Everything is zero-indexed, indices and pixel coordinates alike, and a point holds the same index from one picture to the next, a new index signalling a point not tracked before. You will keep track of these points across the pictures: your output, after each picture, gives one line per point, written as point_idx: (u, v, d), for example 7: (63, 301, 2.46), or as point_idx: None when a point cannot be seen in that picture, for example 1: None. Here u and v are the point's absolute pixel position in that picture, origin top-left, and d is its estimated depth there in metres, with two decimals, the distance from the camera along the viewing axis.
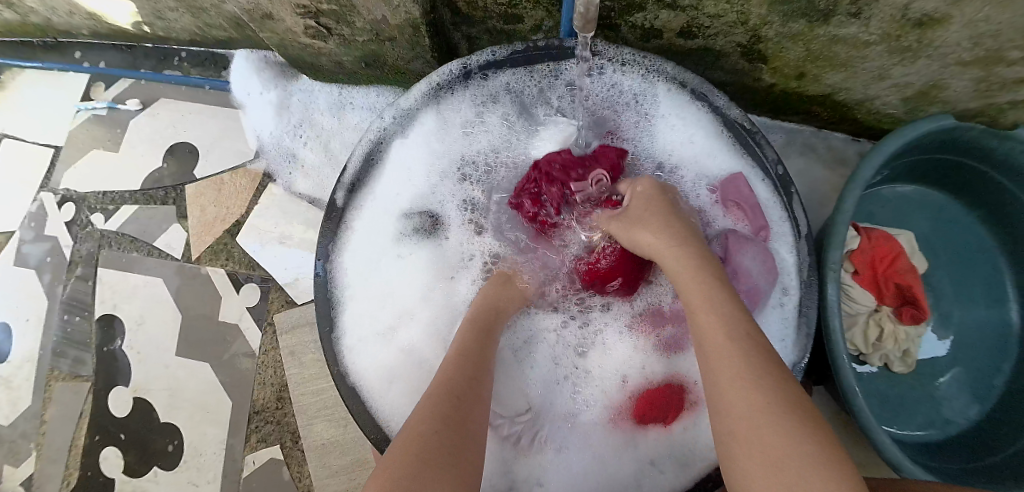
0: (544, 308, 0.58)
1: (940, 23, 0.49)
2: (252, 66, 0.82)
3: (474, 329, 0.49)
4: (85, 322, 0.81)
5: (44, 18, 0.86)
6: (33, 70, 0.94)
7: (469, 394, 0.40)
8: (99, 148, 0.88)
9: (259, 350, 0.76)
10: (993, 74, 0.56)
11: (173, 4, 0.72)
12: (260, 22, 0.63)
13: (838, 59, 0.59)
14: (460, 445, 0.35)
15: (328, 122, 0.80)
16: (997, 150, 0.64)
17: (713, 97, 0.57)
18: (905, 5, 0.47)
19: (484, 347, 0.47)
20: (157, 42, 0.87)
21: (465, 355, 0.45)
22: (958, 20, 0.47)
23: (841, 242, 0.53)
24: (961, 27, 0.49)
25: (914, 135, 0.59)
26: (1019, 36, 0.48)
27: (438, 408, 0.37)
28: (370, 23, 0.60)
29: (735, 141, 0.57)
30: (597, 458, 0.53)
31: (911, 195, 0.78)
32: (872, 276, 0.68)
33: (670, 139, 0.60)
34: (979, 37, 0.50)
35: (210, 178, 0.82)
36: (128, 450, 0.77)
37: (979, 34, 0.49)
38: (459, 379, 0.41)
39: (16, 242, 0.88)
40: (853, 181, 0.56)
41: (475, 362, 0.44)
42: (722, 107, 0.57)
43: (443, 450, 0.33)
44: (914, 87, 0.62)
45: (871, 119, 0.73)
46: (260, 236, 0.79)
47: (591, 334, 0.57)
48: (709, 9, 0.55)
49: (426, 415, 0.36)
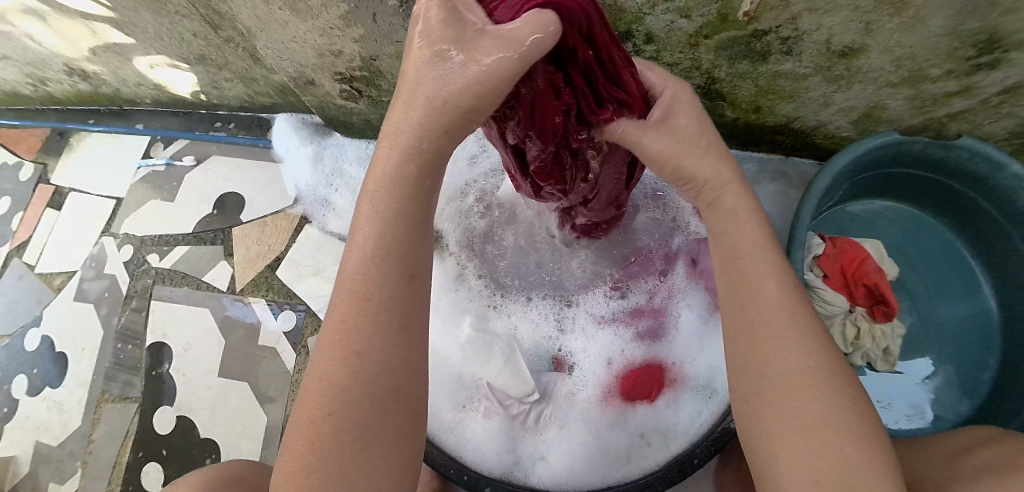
0: (539, 299, 0.67)
1: (862, 53, 0.60)
2: (290, 127, 0.97)
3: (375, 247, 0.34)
4: (136, 350, 0.91)
5: (115, 89, 1.02)
6: (101, 133, 1.10)
7: (375, 350, 0.33)
8: (156, 198, 1.01)
9: (294, 368, 0.85)
10: (924, 92, 0.66)
11: (229, 74, 0.87)
12: (304, 87, 0.77)
13: (785, 91, 0.71)
14: (394, 409, 0.33)
15: (355, 170, 0.93)
16: (948, 160, 0.74)
17: None
18: (827, 40, 0.59)
19: (410, 251, 0.34)
20: (210, 108, 1.03)
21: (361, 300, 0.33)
22: (875, 49, 0.59)
23: (801, 246, 0.64)
24: (880, 54, 0.60)
25: (863, 149, 0.70)
26: (932, 56, 0.59)
27: (336, 384, 0.32)
28: (394, 84, 0.73)
29: None
30: (592, 434, 0.59)
31: (879, 208, 0.88)
32: (842, 278, 0.76)
33: None
34: (899, 61, 0.61)
35: (253, 221, 0.94)
36: (170, 465, 0.84)
37: (898, 58, 0.60)
38: (367, 343, 0.33)
39: (77, 280, 1.00)
40: (810, 193, 0.67)
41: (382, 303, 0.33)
42: None
43: (353, 439, 0.32)
44: (858, 109, 0.73)
45: (829, 144, 0.84)
46: (298, 270, 0.89)
47: (576, 324, 0.66)
48: (668, 59, 0.67)
49: (320, 398, 0.33)
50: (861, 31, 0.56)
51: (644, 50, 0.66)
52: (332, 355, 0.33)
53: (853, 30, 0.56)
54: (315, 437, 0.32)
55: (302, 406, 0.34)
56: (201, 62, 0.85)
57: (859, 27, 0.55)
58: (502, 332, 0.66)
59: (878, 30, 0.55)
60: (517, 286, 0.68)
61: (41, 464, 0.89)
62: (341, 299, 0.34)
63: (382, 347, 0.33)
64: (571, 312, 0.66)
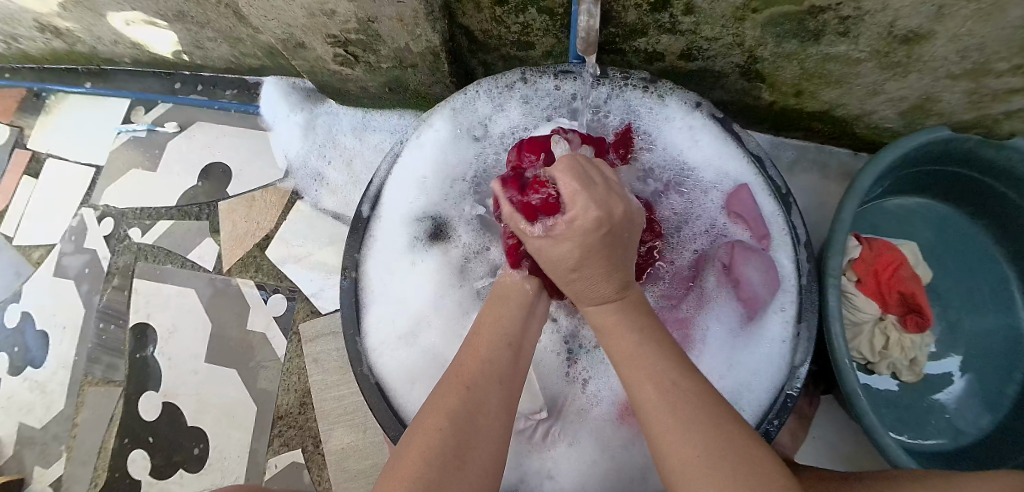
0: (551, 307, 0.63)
1: (926, 39, 0.52)
2: (280, 92, 0.89)
3: (494, 310, 0.45)
4: (119, 331, 0.86)
5: (91, 47, 0.94)
6: (78, 95, 1.01)
7: (487, 379, 0.38)
8: (138, 168, 0.94)
9: (284, 357, 0.80)
10: (984, 86, 0.59)
11: (212, 34, 0.79)
12: (294, 51, 0.69)
13: (832, 76, 0.63)
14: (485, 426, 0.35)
15: (351, 143, 0.85)
16: (996, 160, 0.66)
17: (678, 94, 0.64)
18: (891, 23, 0.50)
19: (514, 324, 0.43)
20: (194, 69, 0.94)
21: (487, 340, 0.41)
22: (942, 36, 0.51)
23: (840, 250, 0.57)
24: (947, 42, 0.52)
25: (911, 146, 0.62)
26: (1004, 48, 0.51)
27: (452, 404, 0.36)
28: (394, 51, 0.65)
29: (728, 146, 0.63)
30: (606, 452, 0.56)
31: (914, 206, 0.81)
32: (875, 284, 0.70)
33: (675, 143, 0.66)
34: (965, 51, 0.53)
35: (241, 196, 0.87)
36: (156, 453, 0.80)
37: (964, 48, 0.52)
38: (481, 370, 0.38)
39: (57, 254, 0.94)
40: (850, 194, 0.59)
41: (503, 342, 0.41)
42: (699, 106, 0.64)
43: (454, 452, 0.33)
44: (909, 101, 0.65)
45: (871, 133, 0.76)
46: (288, 252, 0.83)
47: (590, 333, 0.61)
48: (706, 33, 0.59)
49: (436, 416, 0.35)
50: (930, 16, 0.48)
51: (680, 22, 0.58)
52: (453, 381, 0.38)
53: (922, 13, 0.48)
54: (422, 446, 0.33)
55: (412, 433, 0.35)
56: (181, 19, 0.77)
57: (930, 12, 0.47)
58: None
59: (949, 16, 0.47)
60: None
61: (24, 447, 0.86)
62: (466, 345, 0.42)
63: (494, 382, 0.38)
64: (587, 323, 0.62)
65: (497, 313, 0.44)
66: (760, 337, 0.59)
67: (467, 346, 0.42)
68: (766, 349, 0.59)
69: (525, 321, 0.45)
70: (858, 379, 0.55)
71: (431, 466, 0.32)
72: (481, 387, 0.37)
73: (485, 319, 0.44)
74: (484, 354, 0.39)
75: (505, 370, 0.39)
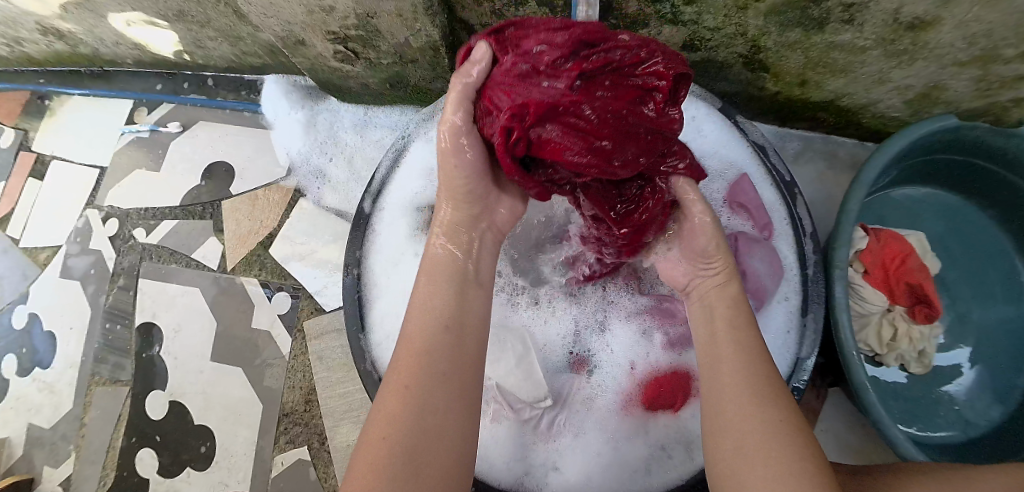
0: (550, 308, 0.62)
1: (933, 26, 0.51)
2: (280, 90, 0.89)
3: (436, 290, 0.43)
4: (125, 330, 0.87)
5: (94, 49, 0.94)
6: (81, 97, 1.02)
7: (432, 380, 0.37)
8: (141, 168, 0.95)
9: (290, 355, 0.80)
10: (992, 73, 0.58)
11: (213, 33, 0.79)
12: (293, 48, 0.69)
13: (837, 65, 0.62)
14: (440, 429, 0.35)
15: (351, 139, 0.85)
16: (1004, 148, 0.65)
17: None
18: (896, 9, 0.49)
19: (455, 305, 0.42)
20: (196, 69, 0.94)
21: (425, 335, 0.39)
22: (949, 22, 0.50)
23: (847, 240, 0.56)
24: (953, 29, 0.51)
25: (918, 135, 0.61)
26: (1011, 35, 0.50)
27: (399, 413, 0.35)
28: (394, 46, 0.65)
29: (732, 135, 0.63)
30: (610, 444, 0.56)
31: (920, 196, 0.80)
32: (883, 276, 0.69)
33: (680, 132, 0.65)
34: (972, 38, 0.52)
35: (244, 194, 0.87)
36: (163, 452, 0.80)
37: (971, 35, 0.51)
38: (424, 374, 0.37)
39: (63, 256, 0.94)
40: (856, 184, 0.58)
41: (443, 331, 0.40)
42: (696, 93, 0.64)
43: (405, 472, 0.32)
44: (915, 89, 0.64)
45: (877, 123, 0.75)
46: (292, 248, 0.83)
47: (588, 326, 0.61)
48: (709, 23, 0.58)
49: (383, 425, 0.35)
50: (937, 2, 0.47)
51: (682, 12, 0.57)
52: (394, 384, 0.37)
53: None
54: (374, 459, 0.33)
55: (361, 449, 0.34)
56: (182, 19, 0.77)
57: None
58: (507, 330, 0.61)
59: (957, 2, 0.46)
60: (527, 258, 0.64)
61: (33, 448, 0.86)
62: (404, 342, 0.40)
63: (445, 340, 0.39)
64: (589, 319, 0.62)
65: (433, 295, 0.43)
66: (768, 327, 0.59)
67: (402, 339, 0.40)
68: (774, 339, 0.58)
69: (469, 308, 0.43)
70: (864, 370, 0.55)
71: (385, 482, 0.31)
72: (432, 346, 0.39)
73: (423, 302, 0.42)
74: (420, 347, 0.38)
75: (450, 359, 0.38)
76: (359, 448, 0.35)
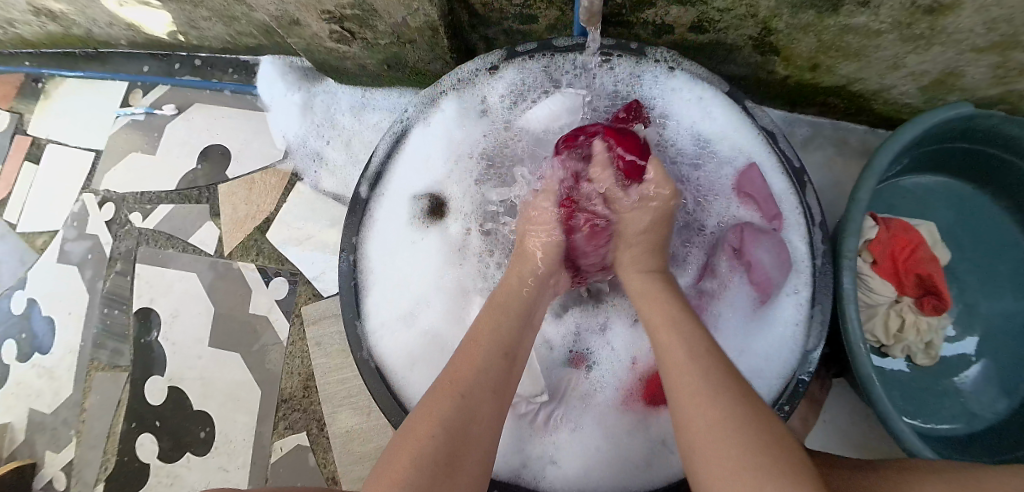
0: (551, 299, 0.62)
1: (951, 11, 0.48)
2: (277, 72, 0.87)
3: (491, 313, 0.45)
4: (124, 315, 0.86)
5: (87, 30, 0.92)
6: (76, 79, 1.00)
7: (478, 396, 0.37)
8: (137, 151, 0.93)
9: (288, 341, 0.79)
10: (1010, 60, 0.56)
11: (207, 13, 0.77)
12: (289, 28, 0.67)
13: (850, 49, 0.60)
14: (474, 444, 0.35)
15: (349, 122, 0.84)
16: (1019, 138, 0.63)
17: (683, 65, 0.62)
18: None
19: (511, 335, 0.43)
20: (191, 50, 0.92)
21: (479, 352, 0.40)
22: (969, 6, 0.47)
23: (856, 230, 0.55)
24: (973, 12, 0.48)
25: (933, 122, 0.59)
26: None
27: (443, 414, 0.35)
28: (392, 26, 0.63)
29: (738, 122, 0.61)
30: (610, 438, 0.55)
31: (930, 184, 0.78)
32: (892, 266, 0.67)
33: (683, 118, 0.64)
34: (993, 22, 0.50)
35: (241, 178, 0.86)
36: (163, 437, 0.80)
37: (992, 19, 0.49)
38: (476, 386, 0.38)
39: (60, 240, 0.94)
40: (868, 172, 0.56)
41: (496, 352, 0.41)
42: (698, 76, 0.62)
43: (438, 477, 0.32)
44: (930, 75, 0.62)
45: (888, 109, 0.73)
46: (290, 234, 0.82)
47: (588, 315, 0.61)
48: (718, 4, 0.56)
49: (424, 424, 0.35)
50: None
51: None
52: (444, 384, 0.38)
53: None
54: (411, 455, 0.33)
55: (398, 442, 0.35)
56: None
57: None
58: None
59: None
60: None
61: (34, 432, 0.87)
62: (462, 350, 0.41)
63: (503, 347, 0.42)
64: (592, 310, 0.61)
65: (498, 317, 0.44)
66: (774, 320, 0.58)
67: (462, 348, 0.42)
68: (779, 330, 0.57)
69: (523, 343, 0.44)
70: (871, 362, 0.53)
71: (415, 477, 0.31)
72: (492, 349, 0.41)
73: (480, 323, 0.44)
74: (479, 362, 0.39)
75: (500, 382, 0.39)
76: (395, 441, 0.35)
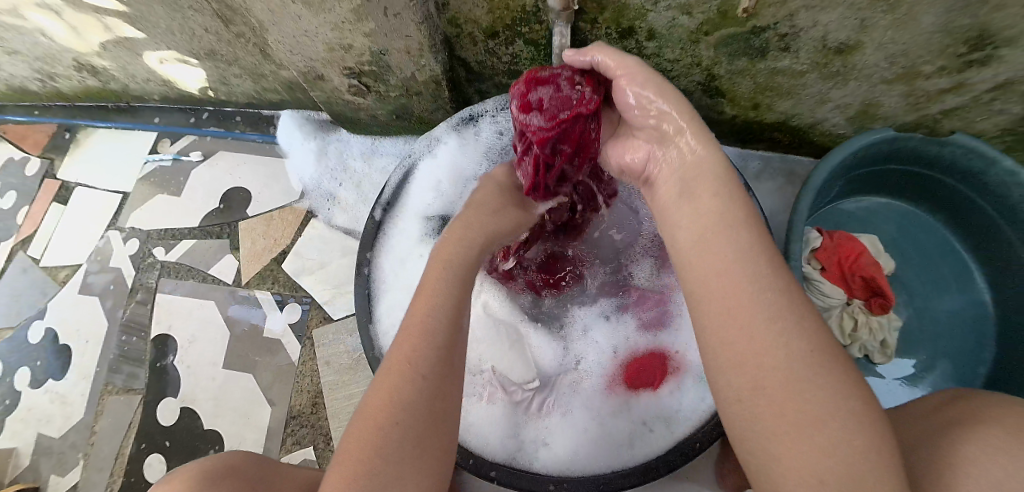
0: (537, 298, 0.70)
1: (856, 50, 0.61)
2: (295, 122, 0.98)
3: (430, 292, 0.47)
4: (141, 342, 0.92)
5: (124, 86, 1.04)
6: (107, 129, 1.11)
7: (425, 377, 0.42)
8: (164, 193, 1.02)
9: (299, 360, 0.85)
10: (916, 88, 0.67)
11: (239, 70, 0.89)
12: (314, 83, 0.78)
13: (783, 88, 0.72)
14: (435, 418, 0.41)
15: (360, 167, 0.94)
16: (940, 155, 0.75)
17: None
18: (824, 36, 0.60)
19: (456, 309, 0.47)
20: (216, 105, 1.04)
21: (418, 337, 0.44)
22: (869, 46, 0.60)
23: (799, 238, 0.65)
24: (874, 51, 0.61)
25: (860, 145, 0.70)
26: (925, 53, 0.60)
27: (391, 401, 0.40)
28: (402, 80, 0.75)
29: None
30: (596, 421, 0.62)
31: (873, 206, 0.89)
32: (840, 273, 0.77)
33: None
34: (893, 58, 0.62)
35: (260, 215, 0.95)
36: (172, 456, 0.84)
37: (892, 55, 0.61)
38: (418, 369, 0.42)
39: (82, 274, 1.01)
40: (806, 188, 0.67)
41: (437, 331, 0.44)
42: None
43: (399, 453, 0.38)
44: (854, 106, 0.74)
45: (827, 140, 0.85)
46: (303, 263, 0.90)
47: (573, 314, 0.68)
48: (669, 55, 0.69)
49: (376, 412, 0.40)
50: (856, 28, 0.58)
51: (646, 46, 0.68)
52: (389, 372, 0.43)
53: (849, 27, 0.58)
54: (370, 440, 0.39)
55: (357, 427, 0.41)
56: (212, 58, 0.87)
57: (855, 24, 0.57)
58: (497, 318, 0.68)
59: (872, 27, 0.57)
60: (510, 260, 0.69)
61: (39, 457, 0.89)
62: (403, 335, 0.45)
63: (430, 368, 0.42)
64: (577, 310, 0.69)
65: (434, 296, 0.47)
66: None
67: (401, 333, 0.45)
68: None
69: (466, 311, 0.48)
70: None
71: (377, 461, 0.37)
72: (413, 374, 0.41)
73: (420, 306, 0.47)
74: (417, 345, 0.43)
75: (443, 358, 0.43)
76: (355, 426, 0.41)
